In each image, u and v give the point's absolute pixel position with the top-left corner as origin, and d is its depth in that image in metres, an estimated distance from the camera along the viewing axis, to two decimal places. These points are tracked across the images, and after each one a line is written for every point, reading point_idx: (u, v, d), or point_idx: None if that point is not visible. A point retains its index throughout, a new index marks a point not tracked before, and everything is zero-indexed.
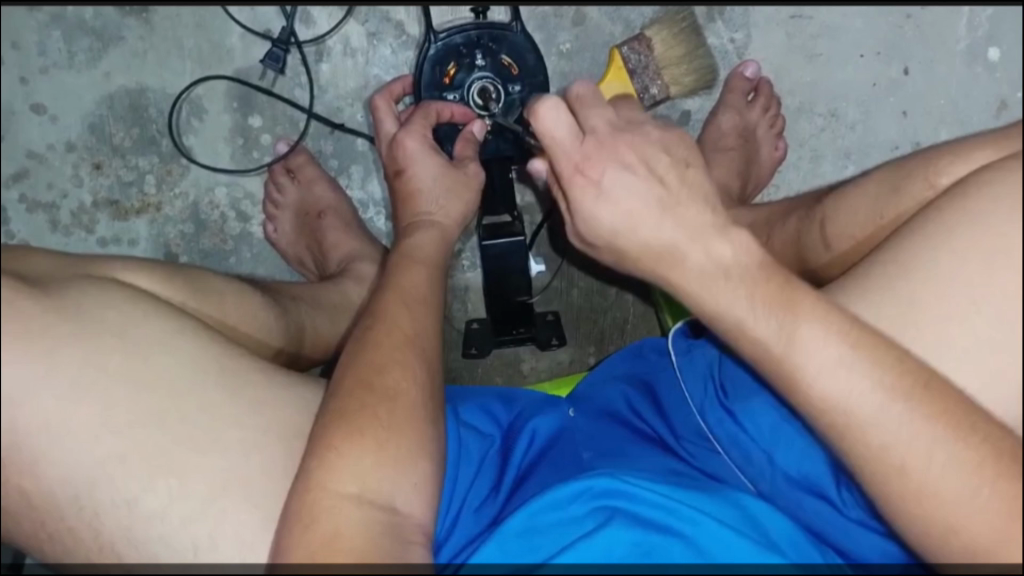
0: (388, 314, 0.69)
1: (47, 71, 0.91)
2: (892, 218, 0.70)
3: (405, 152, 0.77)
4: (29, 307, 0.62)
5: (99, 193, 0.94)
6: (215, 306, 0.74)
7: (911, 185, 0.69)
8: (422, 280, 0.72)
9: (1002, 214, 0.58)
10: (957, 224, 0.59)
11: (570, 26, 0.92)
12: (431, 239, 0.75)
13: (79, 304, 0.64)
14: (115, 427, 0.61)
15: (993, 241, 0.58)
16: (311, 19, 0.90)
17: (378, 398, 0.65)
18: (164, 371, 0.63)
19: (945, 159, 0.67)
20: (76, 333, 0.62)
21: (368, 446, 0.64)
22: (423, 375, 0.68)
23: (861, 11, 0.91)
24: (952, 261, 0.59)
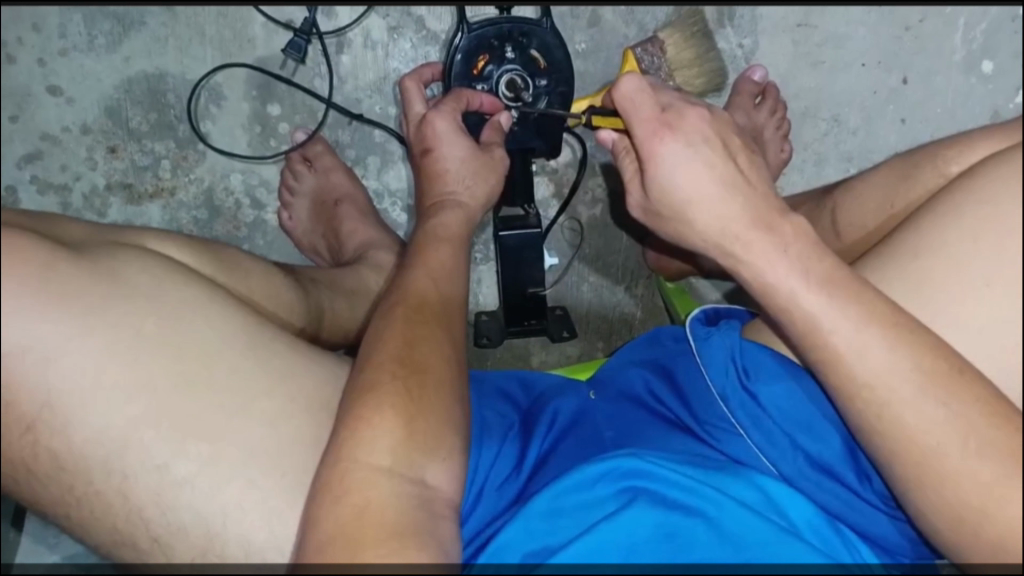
0: (414, 287, 0.69)
1: (66, 53, 0.91)
2: (904, 206, 0.73)
3: (432, 130, 0.79)
4: (63, 268, 0.60)
5: (113, 177, 0.94)
6: (242, 282, 0.74)
7: (921, 174, 0.73)
8: (449, 257, 0.73)
9: (1009, 189, 0.60)
10: (967, 199, 0.61)
11: (586, 26, 0.95)
12: (457, 218, 0.77)
13: (112, 265, 0.63)
14: (149, 388, 0.60)
15: (1009, 225, 0.59)
16: (333, 11, 0.92)
17: (408, 371, 0.63)
18: (198, 335, 0.63)
19: (954, 150, 0.71)
20: (115, 294, 0.61)
21: (395, 420, 0.61)
22: (449, 349, 0.66)
23: (864, 22, 0.95)
24: (961, 237, 0.61)
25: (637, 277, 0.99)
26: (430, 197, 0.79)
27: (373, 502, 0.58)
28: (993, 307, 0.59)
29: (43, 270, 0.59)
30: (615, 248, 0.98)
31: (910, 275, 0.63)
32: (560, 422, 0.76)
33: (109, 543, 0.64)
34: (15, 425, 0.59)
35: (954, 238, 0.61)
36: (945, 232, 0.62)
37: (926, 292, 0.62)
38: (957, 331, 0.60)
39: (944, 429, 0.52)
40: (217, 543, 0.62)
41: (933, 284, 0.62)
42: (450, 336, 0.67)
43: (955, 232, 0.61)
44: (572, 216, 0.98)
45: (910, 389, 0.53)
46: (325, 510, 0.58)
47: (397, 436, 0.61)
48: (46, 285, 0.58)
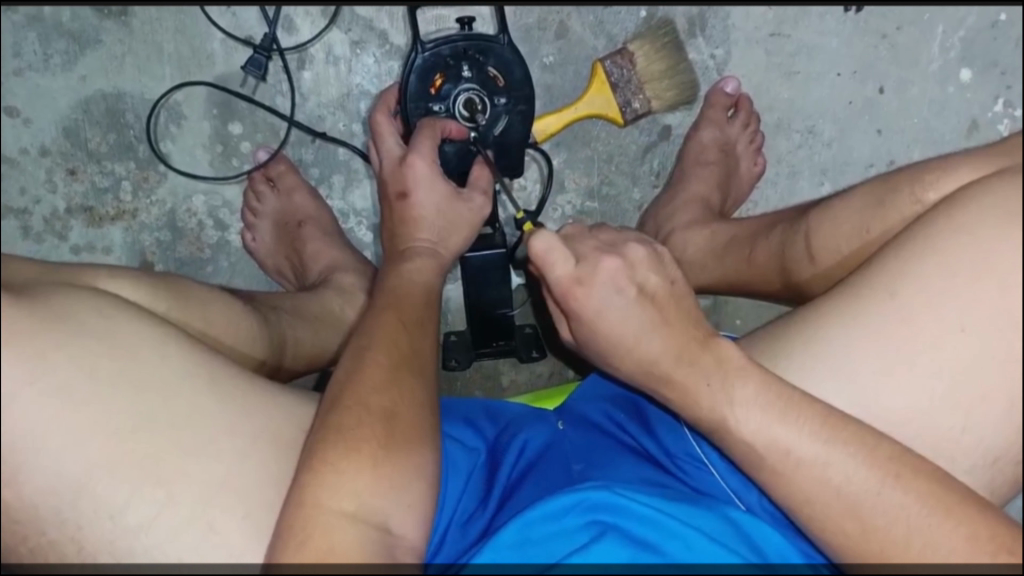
0: (380, 325, 0.67)
1: (21, 73, 0.89)
2: (880, 232, 0.71)
3: (412, 174, 0.77)
4: (10, 310, 0.59)
5: (73, 199, 0.92)
6: (199, 317, 0.71)
7: (897, 199, 0.70)
8: (420, 297, 0.71)
9: (995, 226, 0.58)
10: (941, 232, 0.60)
11: (553, 39, 0.92)
12: (425, 264, 0.75)
13: (65, 308, 0.62)
14: (108, 433, 0.59)
15: (977, 258, 0.58)
16: (293, 26, 0.90)
17: (375, 418, 0.61)
18: (153, 377, 0.62)
19: (933, 174, 0.68)
20: (64, 341, 0.60)
21: (363, 462, 0.60)
22: (418, 393, 0.64)
23: (838, 31, 0.93)
24: (938, 268, 0.59)
25: None
26: (400, 243, 0.77)
27: (333, 549, 0.56)
28: (965, 340, 0.58)
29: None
30: None
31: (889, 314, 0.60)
32: (528, 452, 0.74)
33: None
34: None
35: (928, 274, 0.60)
36: (921, 267, 0.60)
37: (905, 331, 0.60)
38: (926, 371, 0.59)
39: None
40: None
41: (908, 323, 0.60)
42: (419, 376, 0.65)
43: (924, 270, 0.60)
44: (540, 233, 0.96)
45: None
46: (288, 554, 0.56)
47: (364, 481, 0.59)
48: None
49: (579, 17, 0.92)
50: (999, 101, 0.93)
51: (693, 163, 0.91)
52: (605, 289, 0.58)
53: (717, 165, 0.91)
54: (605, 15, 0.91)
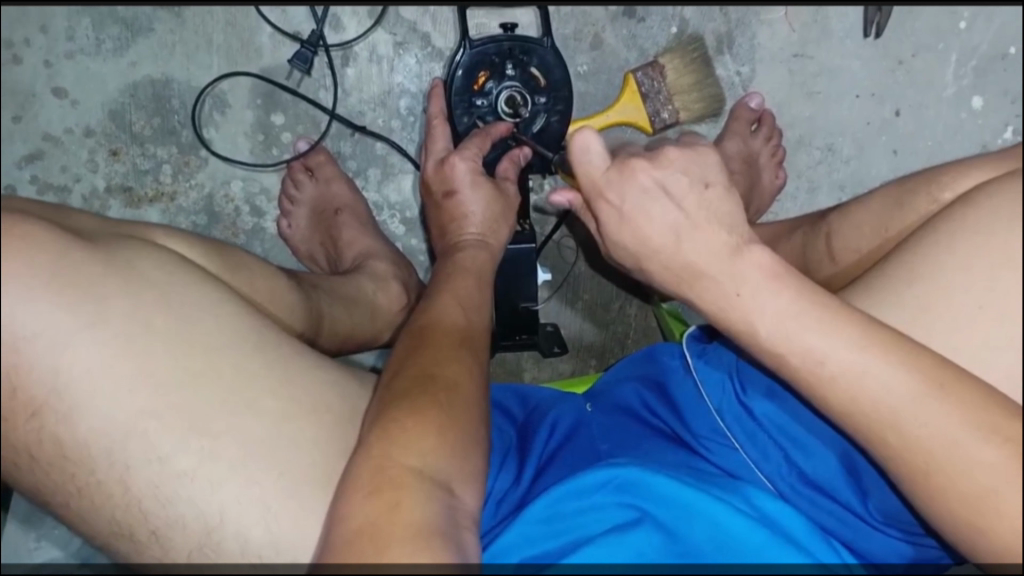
0: (443, 309, 0.70)
1: (72, 56, 0.92)
2: (897, 230, 0.75)
3: (454, 173, 0.80)
4: (78, 257, 0.59)
5: (113, 179, 0.94)
6: (245, 281, 0.73)
7: (915, 200, 0.74)
8: (473, 287, 0.74)
9: (1006, 218, 0.60)
10: (961, 229, 0.61)
11: (588, 49, 0.96)
12: (476, 256, 0.78)
13: (122, 258, 0.61)
14: (158, 381, 0.58)
15: (999, 249, 0.59)
16: (340, 25, 0.93)
17: (439, 387, 0.62)
18: (202, 332, 0.61)
19: (949, 175, 0.72)
20: (125, 290, 0.59)
21: (429, 425, 0.60)
22: (478, 373, 0.66)
23: (858, 55, 0.98)
24: (954, 263, 0.61)
25: (630, 296, 1.00)
26: (451, 238, 0.80)
27: (404, 501, 0.55)
28: (992, 323, 0.59)
29: (58, 259, 0.58)
30: (610, 266, 0.99)
31: (909, 302, 0.61)
32: (557, 433, 0.75)
33: (104, 535, 0.62)
34: (22, 409, 0.58)
35: (950, 265, 0.61)
36: (940, 255, 0.61)
37: (924, 319, 0.61)
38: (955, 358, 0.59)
39: (964, 400, 0.51)
40: (214, 537, 0.60)
41: (932, 309, 0.61)
42: (475, 358, 0.67)
43: (947, 256, 0.61)
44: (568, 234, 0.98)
45: (913, 378, 0.52)
46: (354, 507, 0.56)
47: (429, 444, 0.59)
48: (60, 273, 0.57)
49: (613, 30, 0.96)
50: (1008, 128, 0.98)
51: None
52: (628, 186, 0.59)
53: (741, 174, 0.91)
54: (638, 29, 0.96)
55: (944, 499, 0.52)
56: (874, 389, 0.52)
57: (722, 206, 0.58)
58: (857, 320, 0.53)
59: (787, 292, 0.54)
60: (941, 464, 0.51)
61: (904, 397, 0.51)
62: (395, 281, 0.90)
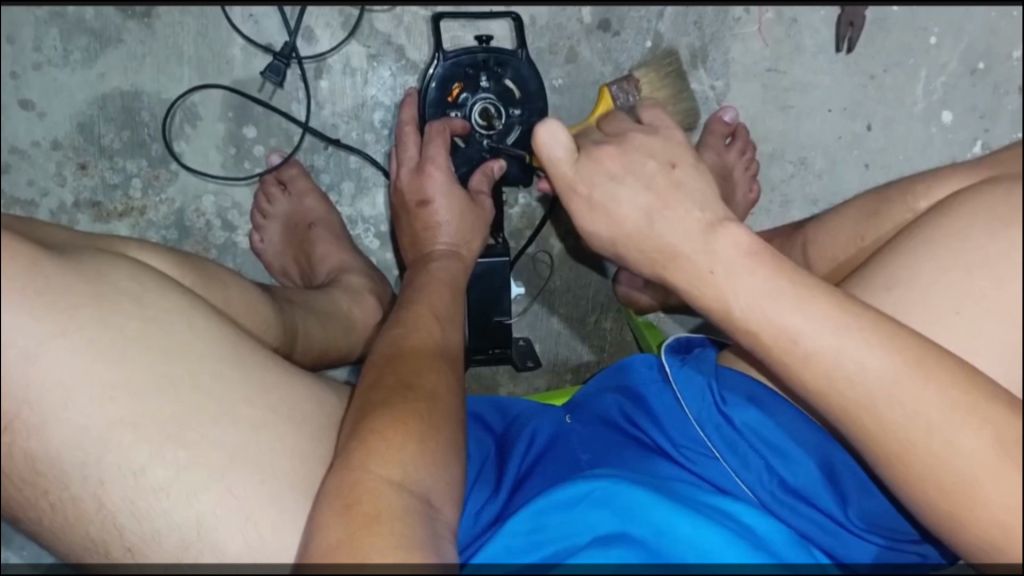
0: (418, 322, 0.69)
1: (40, 67, 0.90)
2: (875, 237, 0.75)
3: (434, 182, 0.79)
4: (46, 268, 0.57)
5: (81, 194, 0.93)
6: (219, 294, 0.71)
7: (891, 209, 0.74)
8: (447, 298, 0.73)
9: (980, 224, 0.60)
10: (938, 236, 0.61)
11: (563, 63, 0.96)
12: (451, 266, 0.77)
13: (94, 269, 0.60)
14: (133, 391, 0.57)
15: (975, 257, 0.59)
16: (313, 37, 0.92)
17: (418, 396, 0.61)
18: (176, 340, 0.59)
19: (923, 185, 0.72)
20: (96, 299, 0.58)
21: (409, 435, 0.59)
22: (456, 384, 0.65)
23: (830, 70, 0.99)
24: (932, 270, 0.61)
25: (606, 309, 0.99)
26: (424, 248, 0.80)
27: (383, 509, 0.54)
28: (966, 331, 0.59)
29: (24, 269, 0.56)
30: (585, 280, 0.98)
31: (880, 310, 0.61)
32: (536, 444, 0.73)
33: (78, 550, 0.60)
34: None
35: (918, 272, 0.61)
36: (915, 265, 0.61)
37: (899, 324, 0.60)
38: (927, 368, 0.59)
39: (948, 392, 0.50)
40: (191, 552, 0.59)
41: (905, 317, 0.60)
42: (452, 368, 0.66)
43: (926, 265, 0.61)
44: (544, 248, 0.97)
45: (893, 378, 0.51)
46: (332, 518, 0.54)
47: (406, 454, 0.58)
48: (31, 279, 0.56)
49: (588, 43, 0.96)
50: (977, 142, 1.00)
51: None
52: (600, 180, 0.63)
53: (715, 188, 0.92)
54: (613, 43, 0.96)
55: (935, 500, 0.51)
56: (863, 396, 0.51)
57: (687, 215, 0.58)
58: (841, 322, 0.52)
59: (769, 296, 0.53)
60: (937, 475, 0.50)
61: (895, 402, 0.51)
62: (369, 294, 0.89)
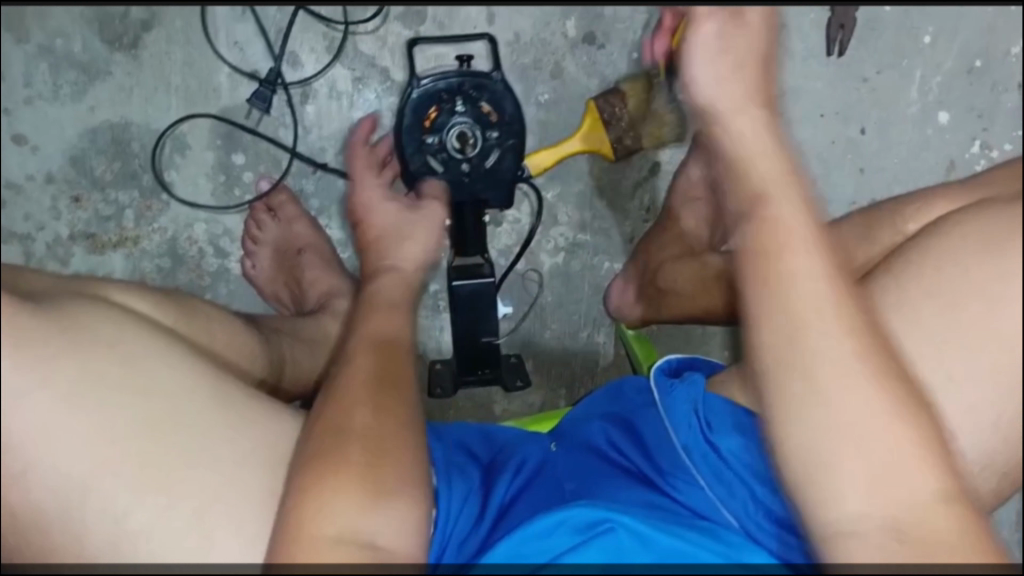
0: (355, 356, 0.66)
1: (30, 101, 0.91)
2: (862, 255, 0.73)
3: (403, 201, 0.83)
4: (23, 319, 0.56)
5: (76, 226, 0.94)
6: (203, 330, 0.70)
7: (884, 232, 0.74)
8: (394, 321, 0.69)
9: (974, 251, 0.55)
10: (931, 260, 0.58)
11: (548, 78, 0.95)
12: (396, 283, 0.74)
13: (75, 320, 0.58)
14: (114, 437, 0.57)
15: (972, 290, 0.55)
16: (298, 62, 0.93)
17: (345, 442, 0.60)
18: (155, 385, 0.59)
19: (919, 206, 0.72)
20: (74, 351, 0.57)
21: (346, 484, 0.58)
22: (399, 421, 0.62)
23: (823, 74, 0.97)
24: (920, 296, 0.57)
25: (598, 324, 1.00)
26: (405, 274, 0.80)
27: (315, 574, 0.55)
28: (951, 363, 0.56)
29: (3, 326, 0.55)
30: (577, 295, 0.99)
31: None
32: (522, 474, 0.73)
33: None
34: None
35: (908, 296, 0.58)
36: (903, 290, 0.58)
37: None
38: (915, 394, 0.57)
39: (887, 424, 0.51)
40: None
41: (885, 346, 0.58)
42: (393, 399, 0.63)
43: (914, 289, 0.58)
44: (533, 266, 0.99)
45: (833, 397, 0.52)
46: None
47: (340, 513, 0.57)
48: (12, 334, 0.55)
49: (573, 57, 0.95)
50: (975, 142, 0.98)
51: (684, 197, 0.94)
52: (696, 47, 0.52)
53: None
54: (598, 55, 0.95)
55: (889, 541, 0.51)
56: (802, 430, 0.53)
57: None
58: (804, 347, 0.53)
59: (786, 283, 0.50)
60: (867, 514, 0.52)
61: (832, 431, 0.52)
62: None
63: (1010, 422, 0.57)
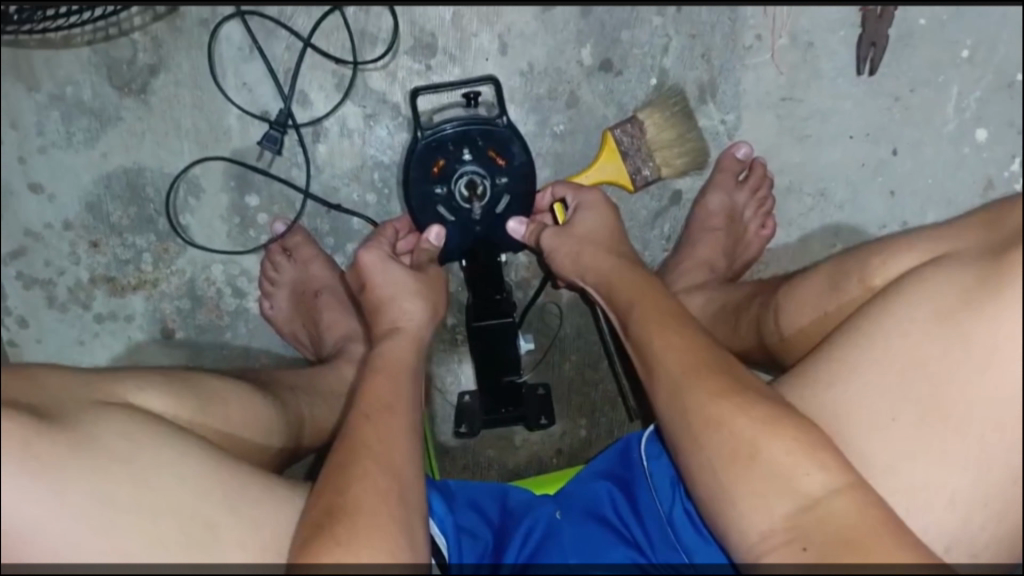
0: (358, 427, 0.64)
1: (45, 150, 0.92)
2: (835, 314, 0.70)
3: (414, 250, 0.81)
4: (40, 442, 0.56)
5: (96, 270, 0.94)
6: (220, 412, 0.69)
7: (848, 284, 0.70)
8: (389, 386, 0.68)
9: (924, 323, 0.55)
10: (883, 331, 0.57)
11: (564, 108, 0.92)
12: (402, 345, 0.73)
13: (94, 432, 0.58)
14: (127, 557, 0.56)
15: (915, 362, 0.55)
16: (307, 101, 0.92)
17: (340, 518, 0.58)
18: (168, 497, 0.58)
19: (875, 261, 0.68)
20: (89, 468, 0.57)
21: (333, 569, 0.56)
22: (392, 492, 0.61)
23: (851, 94, 0.93)
24: (875, 369, 0.57)
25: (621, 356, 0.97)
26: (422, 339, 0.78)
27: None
28: (913, 443, 0.55)
29: (19, 448, 0.56)
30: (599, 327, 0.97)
31: (825, 407, 0.59)
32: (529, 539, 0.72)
33: None
34: None
35: (870, 369, 0.57)
36: (859, 362, 0.57)
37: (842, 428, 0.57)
38: (879, 472, 0.56)
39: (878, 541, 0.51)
40: None
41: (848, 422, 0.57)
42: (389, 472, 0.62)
43: (867, 361, 0.57)
44: (552, 298, 0.97)
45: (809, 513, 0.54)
46: None
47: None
48: (29, 458, 0.55)
49: (589, 86, 0.92)
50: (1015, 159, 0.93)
51: (701, 229, 0.91)
52: None
53: (723, 231, 0.90)
54: (615, 83, 0.92)
55: None
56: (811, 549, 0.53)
57: None
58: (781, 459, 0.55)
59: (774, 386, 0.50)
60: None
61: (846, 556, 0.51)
62: None
63: (993, 517, 0.54)
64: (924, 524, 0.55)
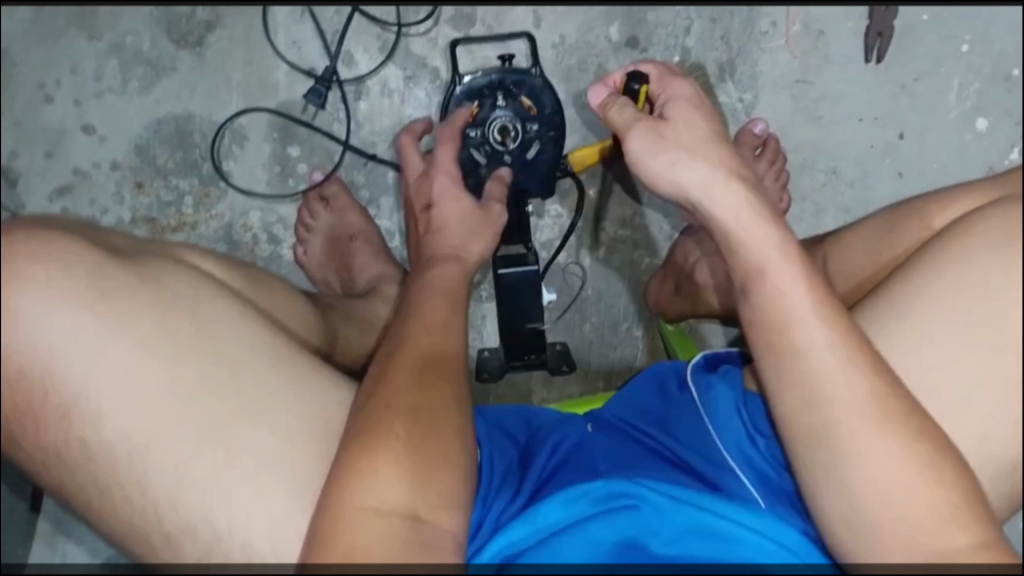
0: (410, 336, 0.67)
1: (101, 94, 0.97)
2: (890, 258, 0.75)
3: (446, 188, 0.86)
4: (112, 270, 0.60)
5: (138, 211, 0.98)
6: (265, 298, 0.73)
7: (907, 230, 0.74)
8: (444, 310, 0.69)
9: (990, 244, 0.59)
10: (951, 254, 0.61)
11: (592, 80, 0.99)
12: (449, 268, 0.74)
13: (159, 276, 0.62)
14: (179, 396, 0.59)
15: (986, 280, 0.58)
16: (352, 60, 0.98)
17: (396, 413, 0.61)
18: (220, 340, 0.61)
19: (936, 204, 0.72)
20: (148, 300, 0.60)
21: (391, 460, 0.60)
22: (446, 399, 0.63)
23: (859, 81, 1.00)
24: (946, 288, 0.60)
25: (638, 320, 1.01)
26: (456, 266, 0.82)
27: (358, 541, 0.57)
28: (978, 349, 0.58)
29: (92, 271, 0.59)
30: (617, 288, 1.01)
31: (893, 319, 0.61)
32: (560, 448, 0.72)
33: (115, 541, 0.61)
34: (52, 411, 0.58)
35: (942, 286, 0.60)
36: (928, 280, 0.61)
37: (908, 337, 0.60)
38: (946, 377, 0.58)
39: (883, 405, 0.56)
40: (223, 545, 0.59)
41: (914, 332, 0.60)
42: (441, 378, 0.64)
43: (934, 278, 0.60)
44: (574, 259, 1.01)
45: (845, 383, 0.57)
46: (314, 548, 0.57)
47: (382, 476, 0.59)
48: (96, 286, 0.58)
49: (616, 60, 0.98)
50: (1014, 148, 0.98)
51: None
52: None
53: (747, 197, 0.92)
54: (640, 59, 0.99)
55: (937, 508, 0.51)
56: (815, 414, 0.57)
57: None
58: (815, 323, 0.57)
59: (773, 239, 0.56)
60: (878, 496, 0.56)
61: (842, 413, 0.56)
62: None
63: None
64: (978, 422, 0.58)
